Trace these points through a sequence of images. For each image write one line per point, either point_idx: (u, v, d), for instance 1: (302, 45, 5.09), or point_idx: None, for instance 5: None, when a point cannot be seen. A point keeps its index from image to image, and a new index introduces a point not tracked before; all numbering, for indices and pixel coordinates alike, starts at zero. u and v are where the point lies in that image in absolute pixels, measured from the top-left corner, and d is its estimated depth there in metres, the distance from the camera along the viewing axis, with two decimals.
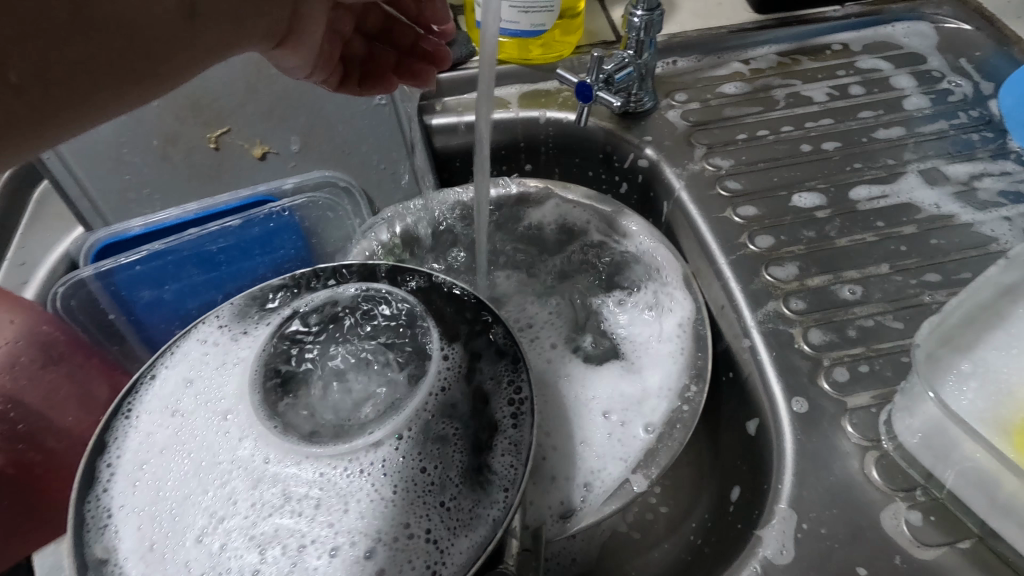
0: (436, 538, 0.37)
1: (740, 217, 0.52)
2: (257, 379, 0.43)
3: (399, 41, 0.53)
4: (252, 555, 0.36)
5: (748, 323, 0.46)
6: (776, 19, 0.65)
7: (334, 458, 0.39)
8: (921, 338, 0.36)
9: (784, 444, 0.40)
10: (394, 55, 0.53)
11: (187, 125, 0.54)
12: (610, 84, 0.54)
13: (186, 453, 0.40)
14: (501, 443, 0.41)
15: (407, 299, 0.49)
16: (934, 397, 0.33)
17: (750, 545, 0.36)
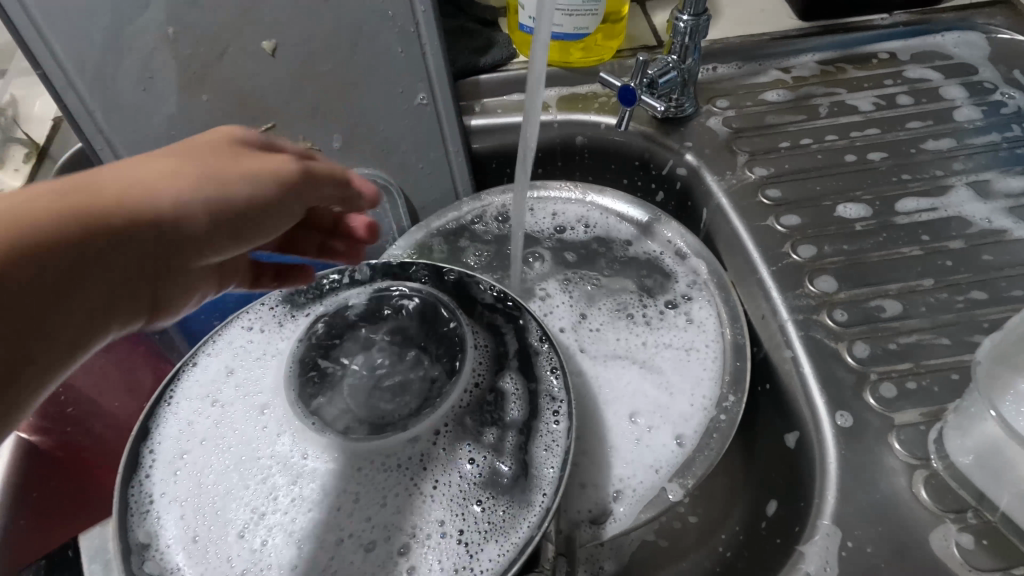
0: (469, 539, 0.37)
1: (782, 226, 0.51)
2: (296, 372, 0.45)
3: (319, 222, 0.50)
4: (291, 548, 0.37)
5: (790, 334, 0.45)
6: (822, 26, 0.64)
7: (371, 455, 0.41)
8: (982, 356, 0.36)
9: (828, 458, 0.39)
10: (317, 238, 0.50)
11: (235, 121, 0.52)
12: (654, 88, 0.54)
13: (227, 444, 0.41)
14: (538, 440, 0.40)
15: (440, 297, 0.49)
16: (995, 415, 0.33)
17: (791, 560, 0.36)
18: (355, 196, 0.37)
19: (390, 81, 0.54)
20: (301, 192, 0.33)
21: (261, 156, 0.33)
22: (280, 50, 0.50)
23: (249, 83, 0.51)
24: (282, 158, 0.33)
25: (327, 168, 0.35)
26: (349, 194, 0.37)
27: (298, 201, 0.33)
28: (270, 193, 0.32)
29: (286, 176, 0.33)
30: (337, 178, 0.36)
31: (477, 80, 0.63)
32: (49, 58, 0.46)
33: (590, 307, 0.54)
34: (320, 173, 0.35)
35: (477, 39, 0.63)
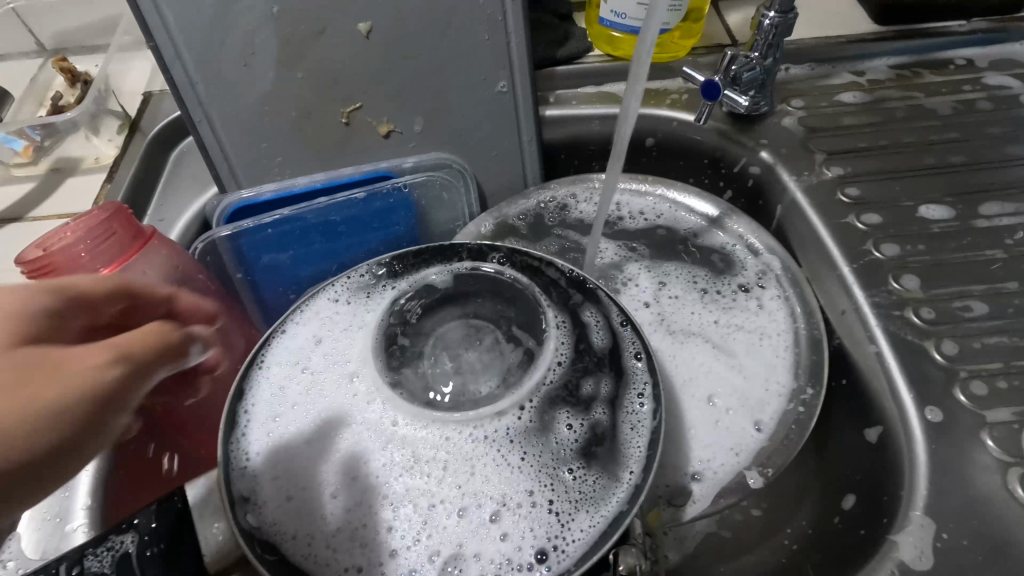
0: (559, 510, 0.38)
1: (862, 225, 0.51)
2: (381, 345, 0.46)
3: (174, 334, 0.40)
4: (386, 512, 0.38)
5: (874, 330, 0.45)
6: (899, 30, 0.64)
7: (461, 425, 0.41)
8: None
9: (917, 452, 0.39)
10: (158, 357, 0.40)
11: (324, 100, 0.54)
12: (737, 84, 0.55)
13: (318, 409, 0.42)
14: (624, 421, 0.42)
15: (521, 279, 0.50)
16: None
17: (883, 548, 0.36)
18: (179, 353, 0.29)
19: (473, 67, 0.55)
20: (123, 379, 0.25)
21: (62, 350, 0.24)
22: (375, 33, 0.51)
23: (343, 66, 0.52)
24: (91, 351, 0.25)
25: (144, 342, 0.27)
26: (172, 361, 0.29)
27: (127, 394, 0.25)
28: (70, 407, 0.23)
29: (101, 373, 0.25)
30: (161, 355, 0.28)
31: (552, 72, 0.64)
32: (161, 30, 0.47)
33: (666, 289, 0.55)
34: (137, 356, 0.26)
35: (553, 31, 0.64)
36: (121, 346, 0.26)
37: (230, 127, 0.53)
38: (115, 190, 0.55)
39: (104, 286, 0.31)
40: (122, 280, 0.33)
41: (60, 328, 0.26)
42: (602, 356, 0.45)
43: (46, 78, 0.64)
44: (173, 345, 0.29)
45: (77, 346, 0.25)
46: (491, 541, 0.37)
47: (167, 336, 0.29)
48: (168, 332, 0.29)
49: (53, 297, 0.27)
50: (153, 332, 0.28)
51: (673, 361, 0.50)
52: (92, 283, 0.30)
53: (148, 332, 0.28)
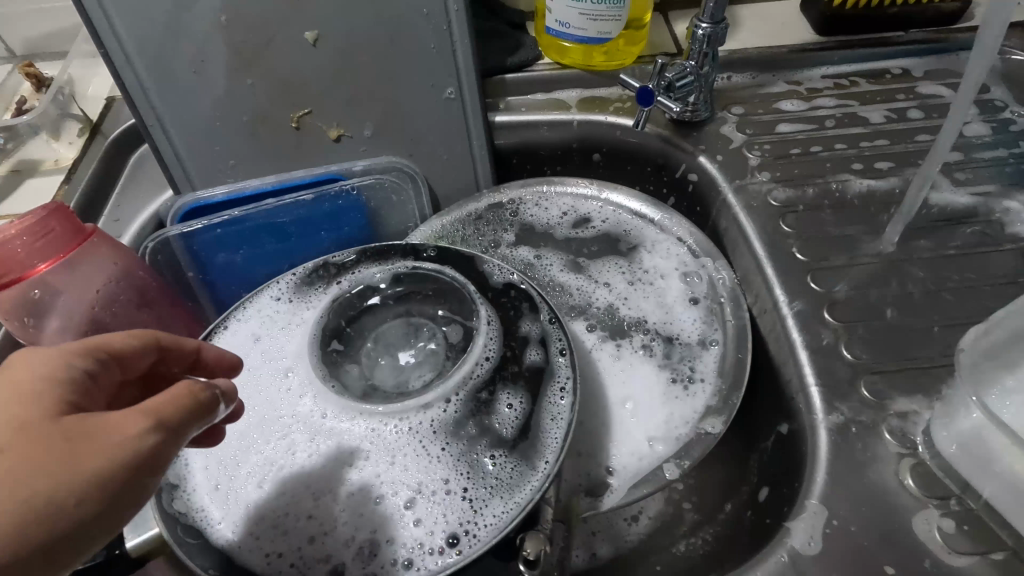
0: (473, 497, 0.40)
1: (788, 227, 0.53)
2: (317, 342, 0.48)
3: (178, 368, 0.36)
4: (308, 500, 0.40)
5: (791, 328, 0.46)
6: (839, 41, 0.66)
7: (386, 416, 0.43)
8: (966, 344, 0.38)
9: (820, 444, 0.40)
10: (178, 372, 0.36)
11: (277, 108, 0.56)
12: (671, 91, 0.56)
13: (250, 404, 0.44)
14: (543, 414, 0.43)
15: (456, 279, 0.51)
16: (978, 400, 0.34)
17: (779, 535, 0.37)
18: (212, 408, 0.30)
19: (422, 75, 0.57)
20: (157, 447, 0.27)
21: (104, 423, 0.26)
22: (322, 41, 0.53)
23: (292, 72, 0.54)
24: (127, 420, 0.26)
25: (176, 405, 0.28)
26: (207, 419, 0.29)
27: (163, 458, 0.27)
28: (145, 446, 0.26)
29: (135, 446, 0.26)
30: (197, 414, 0.29)
31: (503, 79, 0.66)
32: (113, 40, 0.50)
33: (598, 288, 0.57)
34: (173, 421, 0.27)
35: (505, 39, 0.66)
36: (157, 413, 0.27)
37: (183, 134, 0.55)
38: (70, 190, 0.57)
39: (132, 344, 0.32)
40: (154, 335, 0.34)
41: (89, 392, 0.29)
42: (529, 354, 0.46)
43: (11, 81, 0.65)
44: (206, 403, 0.29)
45: (114, 415, 0.27)
46: (405, 527, 0.39)
47: (198, 393, 0.29)
48: (199, 389, 0.29)
49: (81, 358, 0.30)
50: (184, 391, 0.28)
51: (600, 355, 0.52)
52: (125, 344, 0.32)
53: (179, 391, 0.28)
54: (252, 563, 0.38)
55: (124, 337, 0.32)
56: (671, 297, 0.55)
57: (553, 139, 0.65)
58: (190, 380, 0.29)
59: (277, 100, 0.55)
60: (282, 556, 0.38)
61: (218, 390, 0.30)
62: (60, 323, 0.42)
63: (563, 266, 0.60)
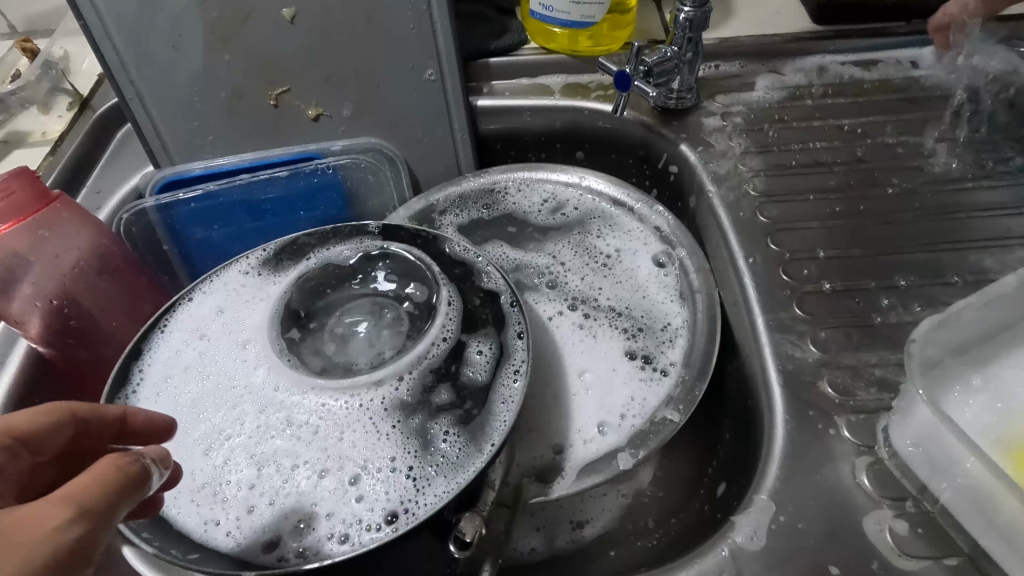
0: (416, 476, 0.39)
1: (765, 218, 0.51)
2: (278, 318, 0.47)
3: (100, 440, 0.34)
4: (250, 471, 0.40)
5: (758, 320, 0.45)
6: (836, 30, 0.64)
7: (337, 392, 0.42)
8: (919, 336, 0.34)
9: (775, 439, 0.39)
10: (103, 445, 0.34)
11: (254, 83, 0.56)
12: (650, 77, 0.55)
13: (206, 374, 0.44)
14: (495, 396, 0.42)
15: (423, 260, 0.50)
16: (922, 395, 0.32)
17: (722, 530, 0.36)
18: (143, 483, 0.28)
19: (401, 56, 0.57)
20: (85, 535, 0.24)
21: (15, 518, 0.24)
22: (299, 18, 0.53)
23: (270, 49, 0.55)
24: (45, 511, 0.24)
25: (101, 484, 0.26)
26: (138, 495, 0.27)
27: (91, 547, 0.25)
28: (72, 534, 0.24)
29: (58, 537, 0.24)
30: (127, 493, 0.27)
31: (487, 64, 0.65)
32: (90, 9, 0.50)
33: (567, 272, 0.57)
34: (100, 506, 0.25)
35: (491, 23, 0.66)
36: (81, 497, 0.25)
37: (163, 108, 0.56)
38: (54, 162, 0.58)
39: (46, 422, 0.31)
40: (68, 411, 0.32)
41: None
42: (486, 337, 0.46)
43: (7, 56, 0.67)
44: (135, 478, 0.27)
45: (31, 505, 0.24)
46: (345, 502, 0.38)
47: (125, 470, 0.27)
48: (125, 462, 0.27)
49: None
50: (110, 469, 0.26)
51: (560, 339, 0.51)
52: (34, 425, 0.30)
53: (103, 470, 0.26)
54: (191, 529, 0.38)
55: (33, 416, 0.31)
56: (639, 286, 0.54)
57: (536, 125, 0.64)
58: (116, 455, 0.27)
59: (254, 76, 0.56)
60: (219, 524, 0.38)
61: (148, 462, 0.28)
62: (22, 288, 0.43)
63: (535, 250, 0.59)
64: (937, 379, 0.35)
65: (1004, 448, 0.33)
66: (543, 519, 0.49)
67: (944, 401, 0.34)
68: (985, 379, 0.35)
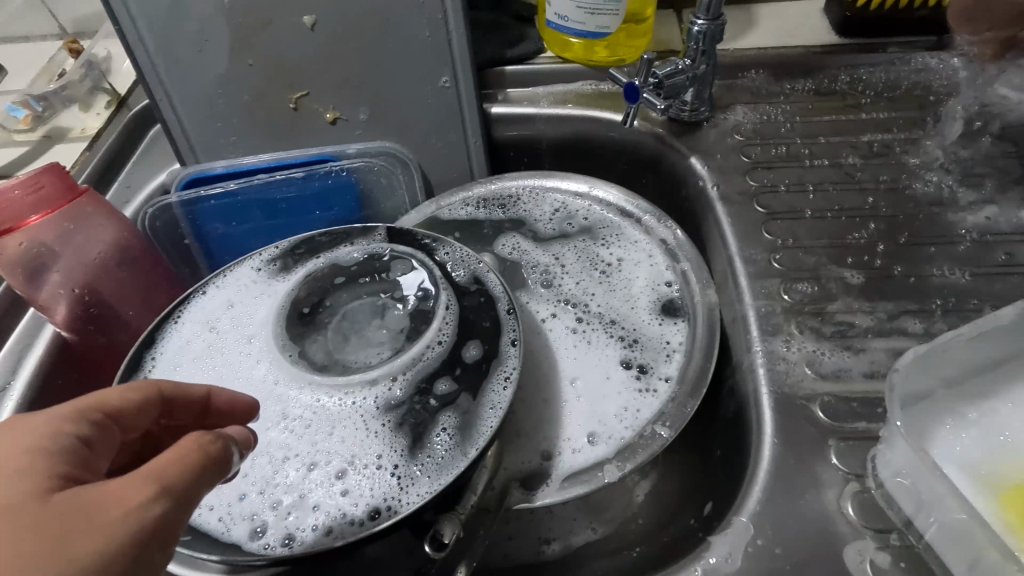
0: (401, 474, 0.40)
1: (770, 235, 0.50)
2: (283, 314, 0.49)
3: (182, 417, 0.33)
4: (245, 460, 0.41)
5: (753, 338, 0.44)
6: (859, 45, 0.63)
7: (332, 389, 0.43)
8: (903, 364, 0.33)
9: (760, 461, 0.38)
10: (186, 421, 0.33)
11: (275, 86, 0.58)
12: (660, 88, 0.55)
13: (211, 365, 0.46)
14: (483, 402, 0.43)
15: (426, 264, 0.52)
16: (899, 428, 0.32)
17: (698, 549, 0.36)
18: (225, 463, 0.27)
19: (416, 63, 0.58)
20: (164, 515, 0.24)
21: (101, 497, 0.24)
22: (319, 26, 0.55)
23: (291, 55, 0.57)
24: (129, 488, 0.24)
25: (182, 466, 0.26)
26: (218, 476, 0.27)
27: (170, 526, 0.25)
28: (152, 515, 0.24)
29: (138, 515, 0.24)
30: (208, 474, 0.26)
31: (503, 71, 0.66)
32: (125, 15, 0.53)
33: (564, 274, 0.57)
34: (179, 485, 0.25)
35: (509, 31, 0.67)
36: (161, 476, 0.25)
37: (191, 109, 0.59)
38: (90, 157, 0.61)
39: (134, 402, 0.30)
40: (156, 389, 0.31)
41: (86, 462, 0.27)
42: (479, 343, 0.46)
43: (56, 56, 0.72)
44: (216, 458, 0.27)
45: (118, 481, 0.25)
46: (332, 495, 0.39)
47: (207, 449, 0.27)
48: (207, 442, 0.27)
49: (71, 424, 0.27)
50: (193, 448, 0.26)
51: (555, 344, 0.52)
52: (124, 401, 0.29)
53: (188, 450, 0.26)
54: None
55: (123, 393, 0.29)
56: (637, 297, 0.54)
57: (549, 133, 0.65)
58: (199, 433, 0.27)
59: (275, 79, 0.58)
60: (212, 509, 0.40)
61: (230, 442, 0.28)
62: (50, 278, 0.46)
63: (537, 252, 0.59)
64: (926, 410, 0.34)
65: (995, 486, 0.32)
66: (529, 524, 0.49)
67: (932, 435, 0.34)
68: (980, 413, 0.35)
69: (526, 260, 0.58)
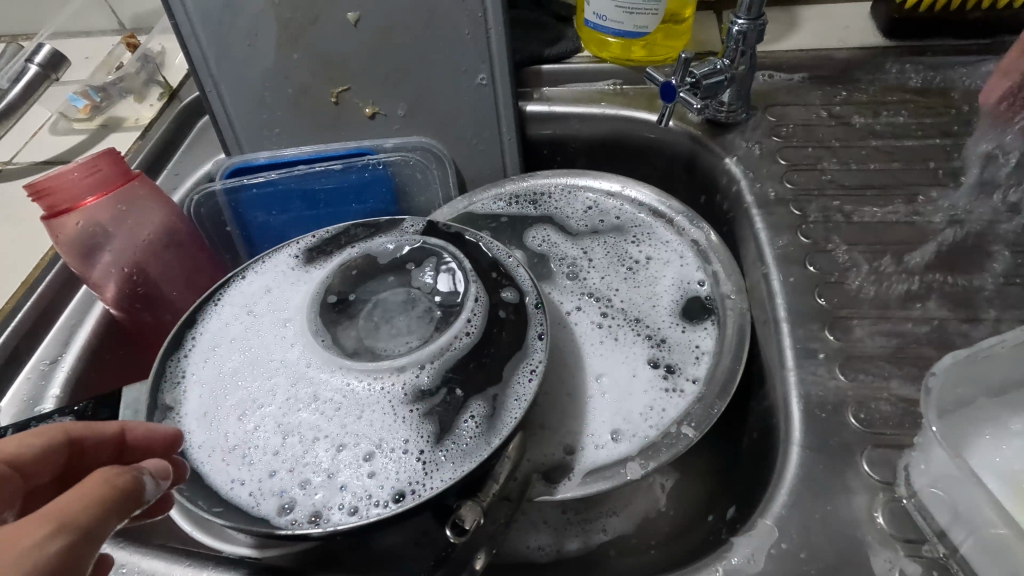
0: (426, 459, 0.41)
1: (806, 238, 0.49)
2: (317, 299, 0.50)
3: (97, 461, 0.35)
4: (276, 439, 0.43)
5: (785, 340, 0.43)
6: (907, 48, 0.61)
7: (362, 373, 0.44)
8: (941, 368, 0.32)
9: (788, 464, 0.38)
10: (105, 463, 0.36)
11: (318, 81, 0.60)
12: (698, 89, 0.54)
13: (248, 346, 0.48)
14: (509, 395, 0.44)
15: (457, 255, 0.52)
16: (934, 432, 0.31)
17: (721, 549, 0.35)
18: (138, 495, 0.27)
19: (454, 61, 0.59)
20: (66, 551, 0.24)
21: None
22: (362, 22, 0.57)
23: (334, 50, 0.59)
24: (26, 528, 0.23)
25: (86, 503, 0.25)
26: (128, 510, 0.27)
27: (77, 563, 0.24)
28: (54, 552, 0.23)
29: (38, 553, 0.23)
30: (119, 505, 0.26)
31: (539, 69, 0.66)
32: (181, 10, 0.56)
33: (591, 268, 0.57)
34: (82, 520, 0.25)
35: (547, 31, 0.67)
36: (63, 512, 0.24)
37: (238, 100, 0.61)
38: (143, 146, 0.65)
39: (35, 449, 0.33)
40: (62, 433, 0.34)
41: None
42: (507, 335, 0.47)
43: (115, 50, 0.75)
44: (125, 491, 0.27)
45: (14, 523, 0.24)
46: (358, 476, 0.40)
47: (115, 483, 0.26)
48: (116, 478, 0.27)
49: None
50: (97, 484, 0.26)
51: (581, 339, 0.52)
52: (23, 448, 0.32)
53: (94, 485, 0.26)
54: (219, 485, 0.41)
55: (27, 440, 0.32)
56: (663, 296, 0.54)
57: (584, 132, 0.65)
58: (104, 470, 0.27)
59: (318, 74, 0.60)
60: (243, 484, 0.41)
61: (143, 475, 0.28)
62: (102, 257, 0.48)
63: (567, 246, 0.59)
64: (963, 418, 0.33)
65: None
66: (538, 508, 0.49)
67: (969, 445, 0.33)
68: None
69: (554, 254, 0.59)
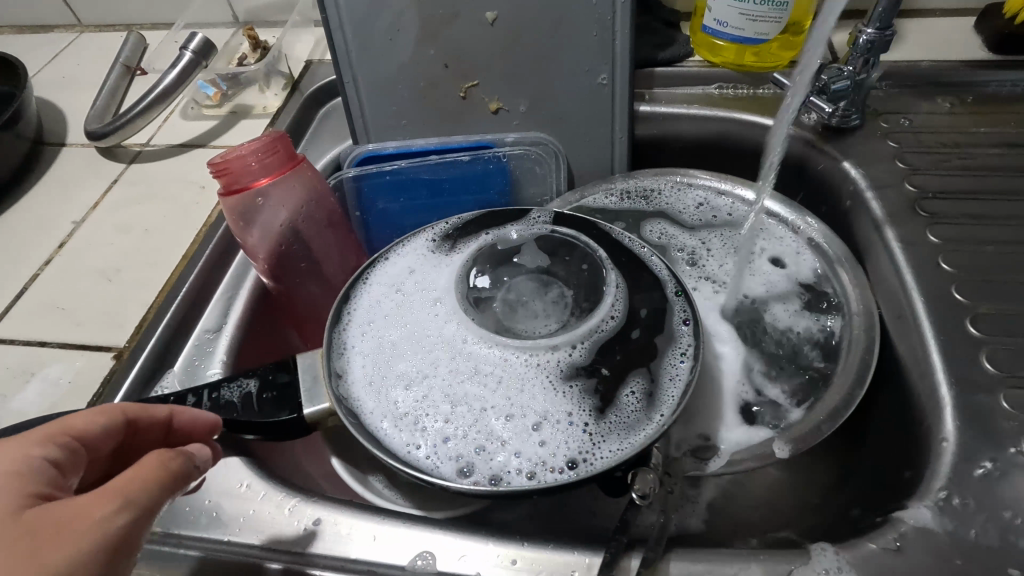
0: (592, 431, 0.43)
1: (935, 238, 0.52)
2: (463, 282, 0.53)
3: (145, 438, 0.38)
4: (446, 407, 0.45)
5: (927, 335, 0.46)
6: (1016, 60, 0.64)
7: (521, 350, 0.47)
8: None
9: (944, 446, 0.41)
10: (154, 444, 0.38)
11: (449, 76, 0.63)
12: (825, 93, 0.59)
13: (404, 322, 0.50)
14: (664, 372, 0.46)
15: (588, 249, 0.55)
16: None
17: (889, 520, 0.38)
18: (183, 477, 0.32)
19: (578, 59, 0.62)
20: (129, 525, 0.29)
21: (71, 509, 0.28)
22: (499, 21, 0.60)
23: (467, 47, 0.62)
24: (96, 503, 0.28)
25: (144, 483, 0.30)
26: (175, 490, 0.32)
27: (134, 535, 0.29)
28: (116, 526, 0.28)
29: (108, 526, 0.28)
30: (168, 486, 0.31)
31: (650, 72, 0.70)
32: (333, 5, 0.59)
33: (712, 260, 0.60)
34: (143, 500, 0.29)
35: (656, 36, 0.71)
36: (126, 492, 0.29)
37: (372, 91, 0.64)
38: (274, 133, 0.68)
39: (99, 424, 0.34)
40: (121, 412, 0.35)
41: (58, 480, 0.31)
42: (648, 319, 0.49)
43: (233, 41, 0.79)
44: (176, 472, 0.32)
45: (84, 497, 0.28)
46: (531, 444, 0.43)
47: (167, 465, 0.31)
48: (168, 461, 0.31)
49: (42, 447, 0.31)
50: (155, 466, 0.31)
51: (710, 327, 0.54)
52: (89, 425, 0.33)
53: (150, 467, 0.31)
54: (396, 447, 0.44)
55: (92, 418, 0.34)
56: (784, 289, 0.56)
57: (693, 131, 0.68)
58: (160, 454, 0.32)
59: (450, 70, 0.63)
60: (420, 447, 0.43)
61: (187, 458, 0.33)
62: (261, 227, 0.51)
63: (684, 239, 0.62)
64: None
65: None
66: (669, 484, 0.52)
67: None
68: None
69: (673, 246, 0.62)
